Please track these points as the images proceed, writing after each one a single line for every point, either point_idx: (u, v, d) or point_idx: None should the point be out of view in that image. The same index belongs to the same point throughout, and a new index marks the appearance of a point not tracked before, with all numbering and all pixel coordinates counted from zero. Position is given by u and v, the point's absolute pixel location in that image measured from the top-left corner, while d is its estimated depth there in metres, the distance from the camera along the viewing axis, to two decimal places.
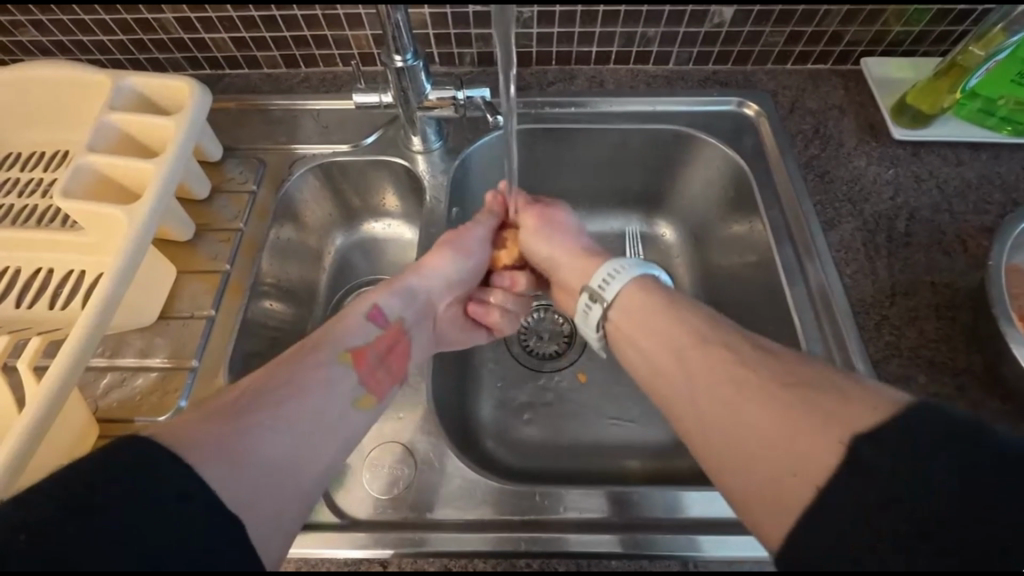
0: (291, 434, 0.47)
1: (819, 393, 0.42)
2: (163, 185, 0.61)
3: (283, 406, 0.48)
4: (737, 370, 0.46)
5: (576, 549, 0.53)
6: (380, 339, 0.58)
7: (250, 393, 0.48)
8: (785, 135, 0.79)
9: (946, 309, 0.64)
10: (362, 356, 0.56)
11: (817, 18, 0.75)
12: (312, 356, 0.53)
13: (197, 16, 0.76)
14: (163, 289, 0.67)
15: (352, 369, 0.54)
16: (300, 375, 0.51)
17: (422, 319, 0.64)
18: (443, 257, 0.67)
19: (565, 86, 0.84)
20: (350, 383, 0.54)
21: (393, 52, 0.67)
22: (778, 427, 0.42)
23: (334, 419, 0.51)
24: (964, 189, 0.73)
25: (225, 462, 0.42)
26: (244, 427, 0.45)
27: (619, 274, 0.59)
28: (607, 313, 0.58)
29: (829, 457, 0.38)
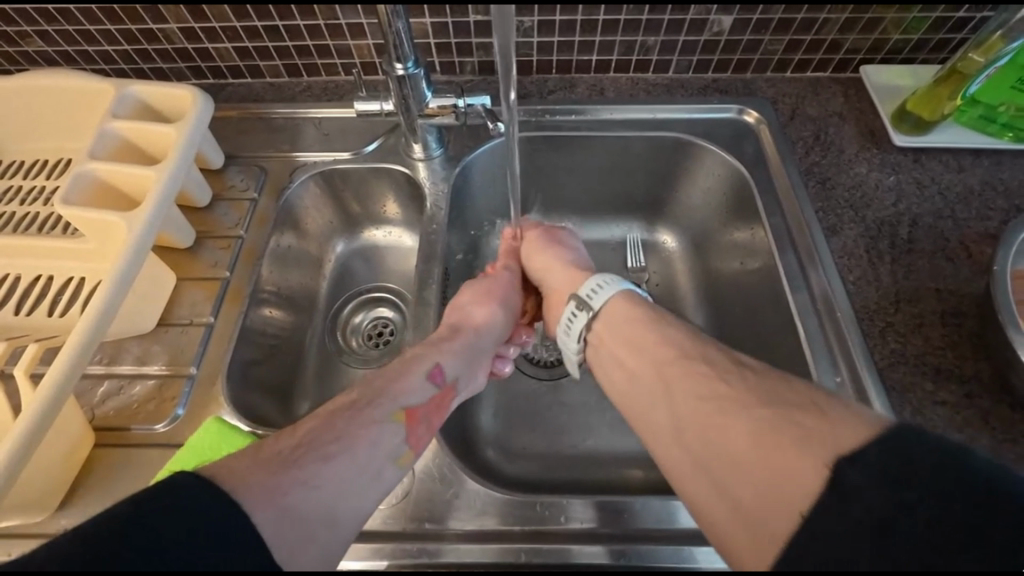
0: (340, 485, 0.45)
1: (802, 411, 0.40)
2: (163, 192, 0.61)
3: (335, 458, 0.46)
4: (718, 387, 0.45)
5: (578, 561, 0.52)
6: (430, 398, 0.56)
7: (304, 444, 0.45)
8: (786, 142, 0.79)
9: (951, 315, 0.64)
10: (414, 416, 0.53)
11: (815, 26, 0.76)
12: (368, 411, 0.50)
13: (201, 26, 0.77)
14: (162, 297, 0.66)
15: (403, 428, 0.52)
16: (355, 429, 0.48)
17: (468, 375, 0.62)
18: (488, 309, 0.67)
19: (565, 94, 0.84)
20: (399, 444, 0.51)
21: (394, 60, 0.67)
22: (756, 444, 0.40)
23: (379, 476, 0.48)
24: (967, 195, 0.72)
25: (275, 508, 0.41)
26: (295, 472, 0.43)
27: (605, 287, 0.59)
28: (589, 323, 0.58)
29: (807, 474, 0.37)
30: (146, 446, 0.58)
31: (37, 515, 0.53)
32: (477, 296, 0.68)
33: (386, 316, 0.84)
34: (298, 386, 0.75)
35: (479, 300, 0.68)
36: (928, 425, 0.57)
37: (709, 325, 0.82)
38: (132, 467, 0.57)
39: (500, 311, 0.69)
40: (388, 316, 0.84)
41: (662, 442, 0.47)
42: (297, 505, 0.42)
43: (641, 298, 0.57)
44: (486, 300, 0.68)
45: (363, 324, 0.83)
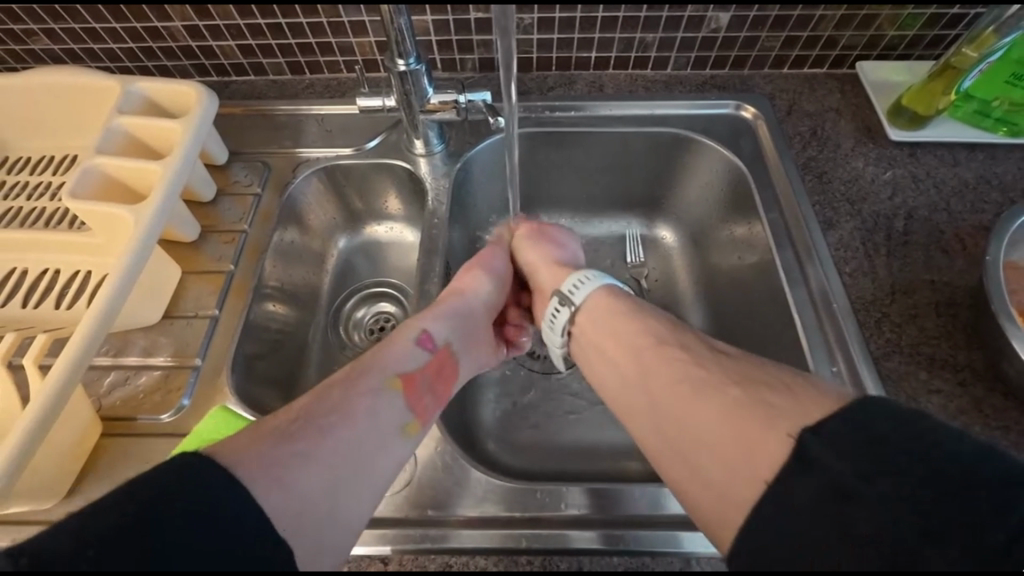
0: (342, 452, 0.46)
1: (769, 390, 0.42)
2: (170, 187, 0.62)
3: (333, 429, 0.47)
4: (690, 368, 0.46)
5: (578, 546, 0.52)
6: (429, 365, 0.57)
7: (297, 419, 0.47)
8: (783, 137, 0.80)
9: (946, 306, 0.64)
10: (411, 382, 0.54)
11: (812, 23, 0.77)
12: (360, 382, 0.51)
13: (205, 24, 0.78)
14: (167, 289, 0.67)
15: (400, 396, 0.53)
16: (348, 402, 0.49)
17: (467, 342, 0.63)
18: (478, 279, 0.68)
19: (565, 91, 0.85)
20: (399, 411, 0.52)
21: (396, 56, 0.68)
22: (728, 420, 0.42)
23: (380, 446, 0.49)
24: (961, 189, 0.73)
25: (278, 478, 0.42)
26: (298, 443, 0.45)
27: (588, 281, 0.59)
28: (573, 317, 0.59)
29: (774, 446, 0.39)
30: (151, 436, 0.59)
31: (45, 503, 0.54)
32: (460, 270, 0.69)
33: (388, 311, 0.85)
34: (301, 378, 0.76)
35: (470, 271, 0.68)
36: (923, 413, 0.58)
37: (707, 319, 0.83)
38: (139, 456, 0.58)
39: (492, 278, 0.69)
40: (390, 310, 0.85)
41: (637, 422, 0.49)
42: (301, 480, 0.43)
43: (620, 291, 0.58)
44: (468, 272, 0.69)
45: (365, 318, 0.84)
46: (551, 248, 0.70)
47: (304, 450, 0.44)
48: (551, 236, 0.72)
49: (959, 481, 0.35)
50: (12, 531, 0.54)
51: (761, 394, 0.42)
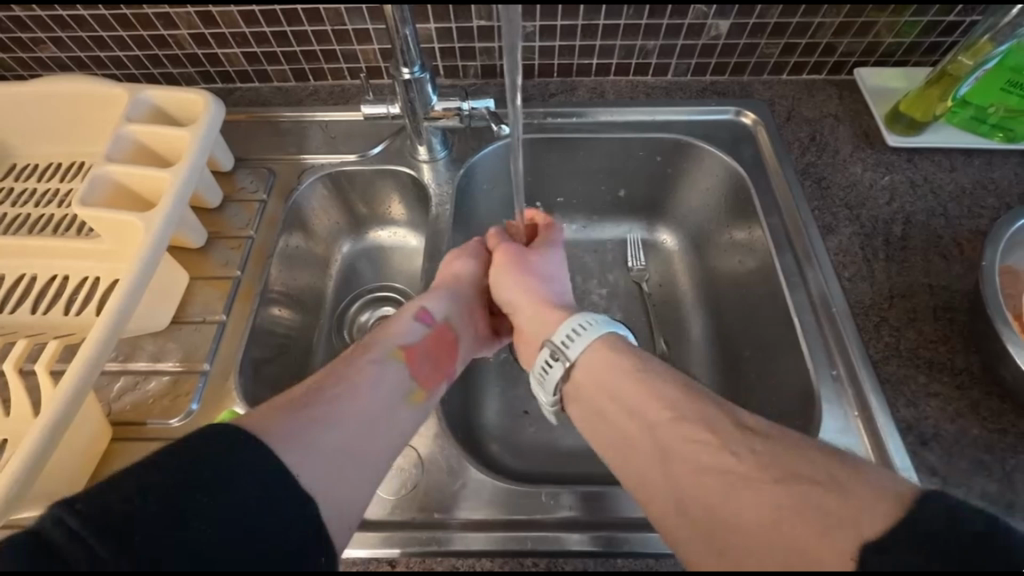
0: (353, 415, 0.50)
1: (813, 487, 0.41)
2: (178, 194, 0.63)
3: (341, 397, 0.50)
4: (724, 459, 0.45)
5: (582, 548, 0.53)
6: (431, 339, 0.61)
7: (309, 390, 0.50)
8: (782, 142, 0.80)
9: (943, 310, 0.65)
10: (413, 353, 0.58)
11: (810, 31, 0.78)
12: (362, 357, 0.55)
13: (211, 32, 0.79)
14: (176, 294, 0.68)
15: (403, 365, 0.56)
16: (351, 372, 0.53)
17: (470, 320, 0.67)
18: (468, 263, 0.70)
19: (566, 97, 0.86)
20: (403, 376, 0.56)
21: (401, 65, 0.69)
22: (764, 526, 0.40)
23: (388, 409, 0.52)
24: (959, 194, 0.74)
25: (289, 435, 0.45)
26: (311, 405, 0.48)
27: (583, 332, 0.59)
28: (567, 373, 0.58)
29: (829, 563, 0.37)
30: (160, 440, 0.60)
31: None
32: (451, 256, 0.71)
33: (391, 315, 0.86)
34: None
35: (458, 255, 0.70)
36: (921, 417, 0.59)
37: (708, 322, 0.84)
38: (149, 460, 0.59)
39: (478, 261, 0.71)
40: (394, 315, 0.85)
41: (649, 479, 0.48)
42: (311, 435, 0.46)
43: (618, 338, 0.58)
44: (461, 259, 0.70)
45: (369, 322, 0.85)
46: (537, 280, 0.68)
47: (313, 412, 0.48)
48: (536, 267, 0.69)
49: None
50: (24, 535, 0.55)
51: (798, 488, 0.41)
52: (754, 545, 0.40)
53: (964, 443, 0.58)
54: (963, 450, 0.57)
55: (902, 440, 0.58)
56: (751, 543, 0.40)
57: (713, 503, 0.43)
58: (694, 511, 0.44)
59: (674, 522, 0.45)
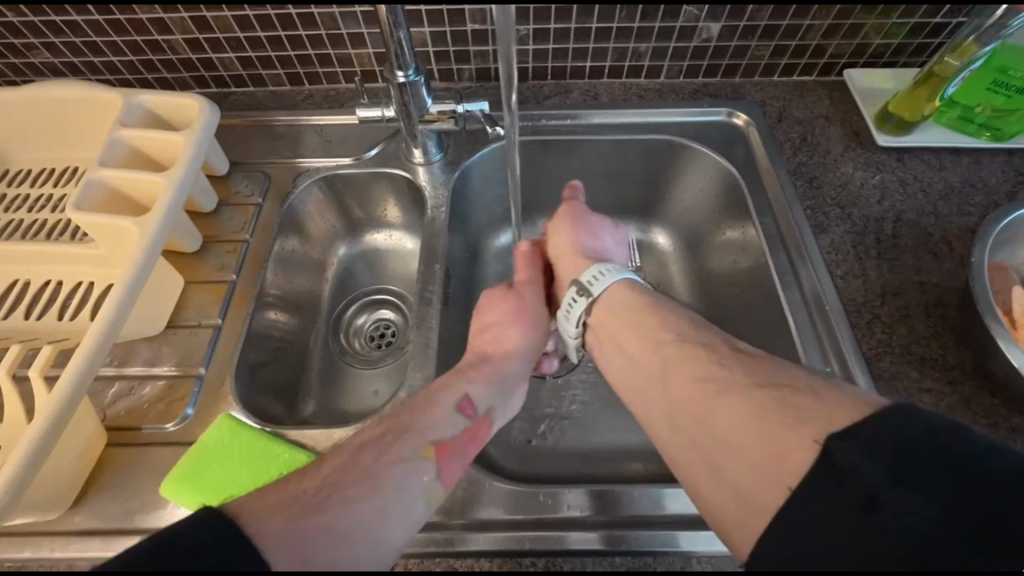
0: (375, 522, 0.44)
1: (794, 392, 0.43)
2: (173, 199, 0.63)
3: (366, 496, 0.45)
4: (716, 370, 0.47)
5: (580, 547, 0.53)
6: (465, 433, 0.55)
7: (330, 483, 0.44)
8: (774, 143, 0.81)
9: (934, 306, 0.66)
10: (445, 450, 0.53)
11: (800, 33, 0.79)
12: (396, 450, 0.49)
13: (205, 36, 0.79)
14: (171, 297, 0.68)
15: (433, 465, 0.51)
16: (382, 469, 0.47)
17: (503, 406, 0.61)
18: (516, 329, 0.68)
19: (560, 99, 0.86)
20: (432, 484, 0.50)
21: (395, 68, 0.69)
22: (755, 427, 0.42)
23: (411, 518, 0.47)
24: (948, 192, 0.75)
25: (295, 528, 0.40)
26: (327, 503, 0.43)
27: (607, 274, 0.62)
28: (589, 308, 0.61)
29: (800, 452, 0.39)
30: (154, 445, 0.59)
31: (51, 514, 0.54)
32: (497, 328, 0.68)
33: (388, 318, 0.86)
34: (303, 385, 0.77)
35: (504, 323, 0.68)
36: None
37: None
38: (144, 466, 0.58)
39: (527, 323, 0.69)
40: (391, 318, 0.86)
41: (662, 433, 0.49)
42: (320, 533, 0.41)
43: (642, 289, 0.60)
44: (507, 322, 0.68)
45: (365, 325, 0.85)
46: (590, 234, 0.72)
47: (328, 509, 0.42)
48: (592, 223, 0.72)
49: (951, 478, 0.36)
50: (17, 543, 0.54)
51: (783, 393, 0.43)
52: (736, 443, 0.42)
53: None
54: None
55: None
56: (736, 439, 0.42)
57: (708, 414, 0.45)
58: (688, 434, 0.46)
59: (677, 441, 0.47)
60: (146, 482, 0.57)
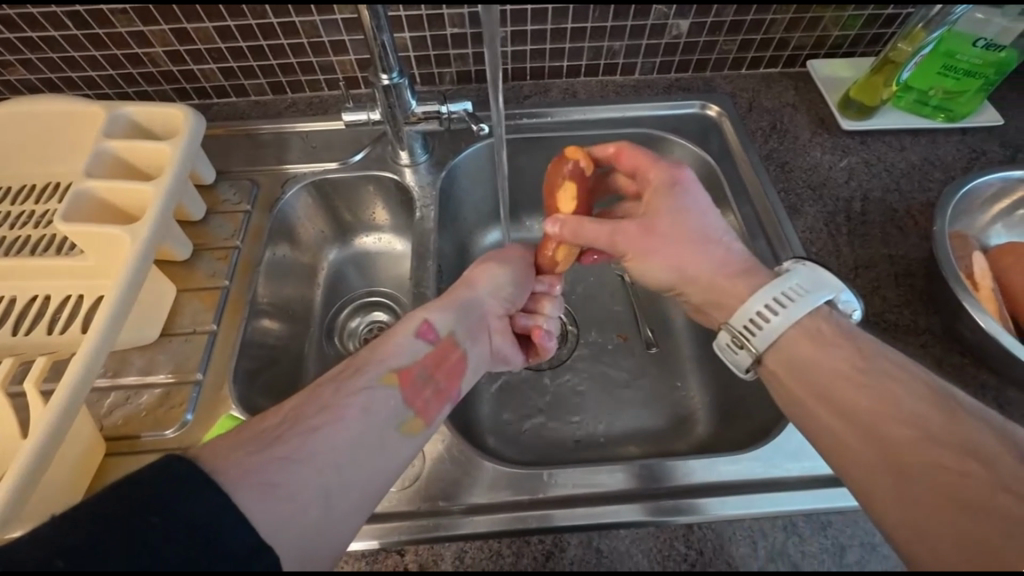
0: (339, 450, 0.47)
1: None
2: (163, 206, 0.64)
3: (324, 426, 0.48)
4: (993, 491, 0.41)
5: (585, 522, 0.54)
6: (430, 356, 0.58)
7: (292, 419, 0.48)
8: (746, 132, 0.85)
9: (904, 276, 0.70)
10: (407, 375, 0.55)
11: (764, 27, 0.83)
12: (353, 381, 0.52)
13: (186, 48, 0.80)
14: (164, 306, 0.67)
15: (396, 390, 0.53)
16: (339, 401, 0.50)
17: (474, 333, 0.63)
18: (487, 272, 0.68)
19: (540, 98, 0.89)
20: (395, 404, 0.53)
21: (379, 71, 0.71)
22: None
23: (373, 449, 0.49)
24: (909, 170, 0.80)
25: (261, 470, 0.43)
26: (291, 439, 0.46)
27: (785, 308, 0.53)
28: (756, 359, 0.55)
29: None
30: (155, 451, 0.59)
31: None
32: (475, 263, 0.69)
33: (381, 320, 0.87)
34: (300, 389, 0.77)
35: (478, 266, 0.69)
36: None
37: None
38: None
39: (502, 267, 0.69)
40: (385, 319, 0.86)
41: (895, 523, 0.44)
42: (281, 469, 0.44)
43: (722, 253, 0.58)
44: (484, 264, 0.69)
45: (359, 328, 0.86)
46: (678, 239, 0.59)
47: (295, 444, 0.45)
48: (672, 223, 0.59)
49: None
50: None
51: None
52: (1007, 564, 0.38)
53: None
54: None
55: None
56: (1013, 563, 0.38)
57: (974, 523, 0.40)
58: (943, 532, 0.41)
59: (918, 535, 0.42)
60: None
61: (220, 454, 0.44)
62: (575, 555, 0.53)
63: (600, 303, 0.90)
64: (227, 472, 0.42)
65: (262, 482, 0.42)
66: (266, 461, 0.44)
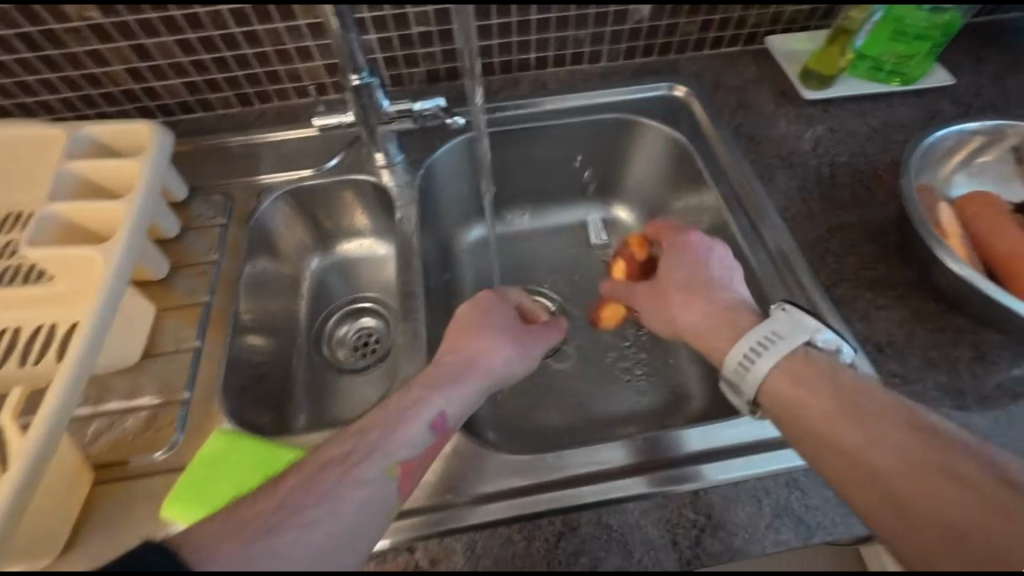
0: (337, 539, 0.45)
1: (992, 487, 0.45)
2: (136, 223, 0.62)
3: (320, 518, 0.45)
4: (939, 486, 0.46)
5: (593, 500, 0.54)
6: (432, 448, 0.55)
7: (292, 505, 0.45)
8: (714, 109, 0.87)
9: (877, 234, 0.72)
10: (408, 468, 0.52)
11: (722, 7, 0.86)
12: (354, 471, 0.49)
13: (146, 65, 0.78)
14: (143, 326, 0.65)
15: (395, 484, 0.51)
16: (338, 488, 0.47)
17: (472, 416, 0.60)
18: (503, 353, 0.61)
19: (511, 91, 0.90)
20: (391, 499, 0.50)
21: (348, 72, 0.70)
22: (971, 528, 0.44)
23: (365, 531, 0.47)
24: (872, 134, 0.83)
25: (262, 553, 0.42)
26: (295, 525, 0.44)
27: (767, 350, 0.55)
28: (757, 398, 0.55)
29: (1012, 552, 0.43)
30: (146, 475, 0.57)
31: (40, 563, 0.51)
32: (485, 330, 0.62)
33: (371, 325, 0.86)
34: (292, 401, 0.76)
35: (493, 343, 0.61)
36: (875, 328, 0.65)
37: None
38: (137, 498, 0.56)
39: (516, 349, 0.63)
40: (374, 324, 0.85)
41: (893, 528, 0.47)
42: (291, 541, 0.43)
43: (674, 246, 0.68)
44: (495, 342, 0.61)
45: (348, 335, 0.85)
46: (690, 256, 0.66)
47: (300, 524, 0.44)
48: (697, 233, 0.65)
49: None
50: None
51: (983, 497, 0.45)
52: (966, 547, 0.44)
53: (913, 344, 0.64)
54: (912, 350, 0.63)
55: (861, 350, 0.63)
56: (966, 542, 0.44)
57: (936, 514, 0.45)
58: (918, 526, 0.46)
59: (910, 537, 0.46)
60: (140, 513, 0.55)
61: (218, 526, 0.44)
62: (585, 532, 0.53)
63: (588, 290, 0.91)
64: (238, 544, 0.42)
65: (266, 553, 0.42)
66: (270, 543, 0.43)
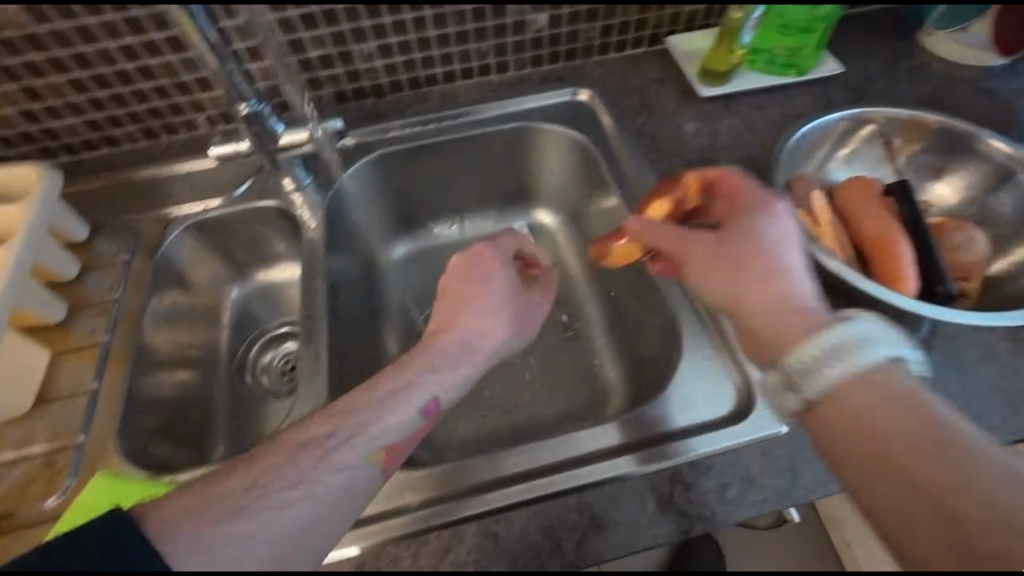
0: (317, 523, 0.47)
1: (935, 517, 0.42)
2: (14, 268, 0.61)
3: (281, 501, 0.46)
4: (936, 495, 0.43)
5: (482, 510, 0.55)
6: (418, 432, 0.55)
7: (267, 481, 0.47)
8: (617, 111, 0.89)
9: None
10: (392, 454, 0.53)
11: (616, 11, 0.88)
12: (326, 452, 0.50)
13: (39, 106, 0.77)
14: (35, 371, 0.64)
15: (378, 470, 0.52)
16: (311, 471, 0.48)
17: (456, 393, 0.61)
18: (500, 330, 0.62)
19: (420, 106, 0.90)
20: (376, 483, 0.52)
21: (235, 100, 0.70)
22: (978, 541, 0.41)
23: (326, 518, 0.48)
24: (768, 126, 0.85)
25: (221, 543, 0.44)
26: (268, 495, 0.46)
27: (846, 356, 0.47)
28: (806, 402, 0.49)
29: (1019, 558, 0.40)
30: (32, 524, 0.56)
31: None
32: (477, 285, 0.64)
33: (294, 349, 0.86)
34: (208, 432, 0.75)
35: (489, 319, 0.62)
36: None
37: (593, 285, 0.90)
38: (22, 548, 0.55)
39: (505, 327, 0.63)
40: (297, 347, 0.85)
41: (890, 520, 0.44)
42: (254, 531, 0.45)
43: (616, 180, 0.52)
44: (493, 315, 0.62)
45: (272, 362, 0.84)
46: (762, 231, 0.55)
47: (263, 505, 0.46)
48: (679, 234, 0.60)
49: None
50: None
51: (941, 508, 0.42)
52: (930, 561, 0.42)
53: None
54: None
55: None
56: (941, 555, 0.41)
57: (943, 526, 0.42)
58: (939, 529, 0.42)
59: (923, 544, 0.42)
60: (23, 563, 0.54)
61: (176, 509, 0.45)
62: (472, 543, 0.54)
63: None
64: (184, 533, 0.44)
65: (232, 535, 0.44)
66: (225, 521, 0.45)
